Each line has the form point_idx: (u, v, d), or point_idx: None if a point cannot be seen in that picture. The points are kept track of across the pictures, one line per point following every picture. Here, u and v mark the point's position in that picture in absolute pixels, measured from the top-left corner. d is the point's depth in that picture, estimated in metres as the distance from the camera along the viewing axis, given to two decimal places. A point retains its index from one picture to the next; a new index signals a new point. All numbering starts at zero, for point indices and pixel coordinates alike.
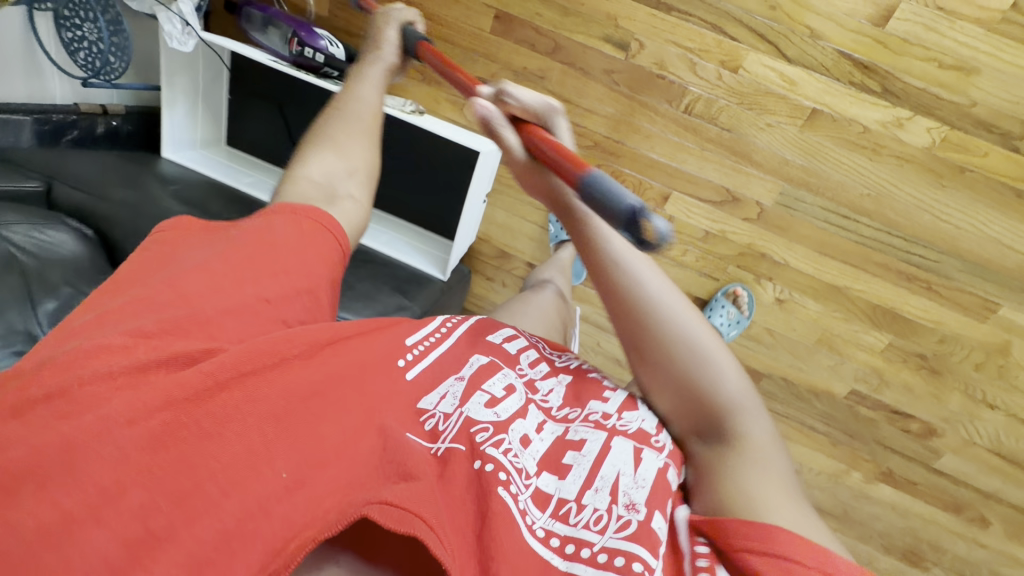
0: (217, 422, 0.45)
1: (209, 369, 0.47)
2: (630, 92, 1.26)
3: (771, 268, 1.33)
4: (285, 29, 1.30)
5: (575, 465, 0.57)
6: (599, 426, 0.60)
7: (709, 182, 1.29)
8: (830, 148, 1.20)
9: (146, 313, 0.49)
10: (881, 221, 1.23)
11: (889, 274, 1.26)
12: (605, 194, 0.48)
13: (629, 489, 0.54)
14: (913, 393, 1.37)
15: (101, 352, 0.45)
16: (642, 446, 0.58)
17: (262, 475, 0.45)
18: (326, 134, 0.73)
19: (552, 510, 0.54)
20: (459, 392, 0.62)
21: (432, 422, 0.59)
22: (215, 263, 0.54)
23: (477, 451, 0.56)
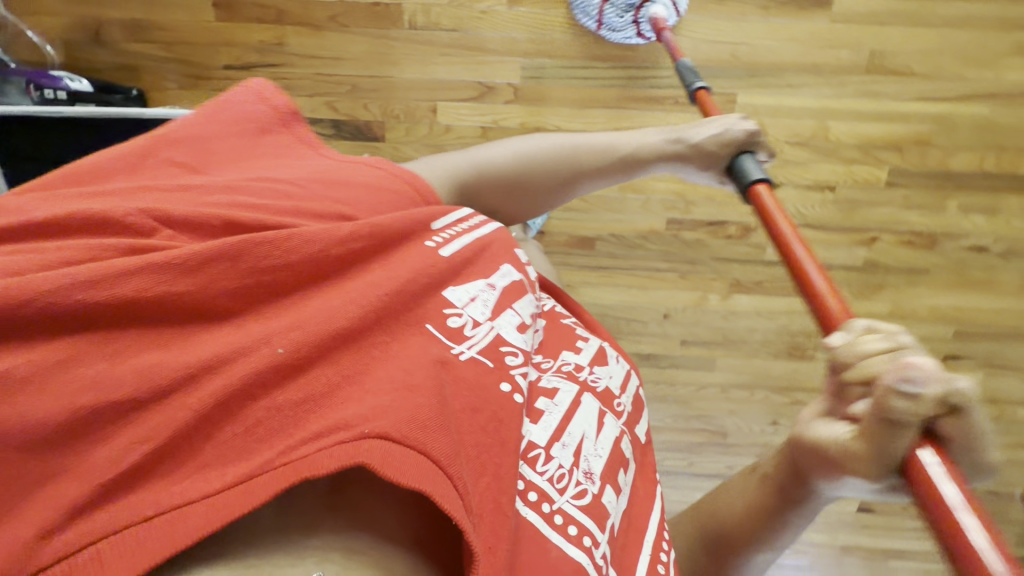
0: (230, 295, 0.54)
1: (208, 253, 0.54)
2: (361, 28, 1.37)
3: (550, 137, 1.43)
4: (20, 82, 1.34)
5: (548, 411, 0.80)
6: (570, 377, 0.87)
7: (464, 82, 1.40)
8: (540, 14, 1.34)
9: (147, 220, 0.57)
10: (611, 60, 1.38)
11: (643, 102, 1.40)
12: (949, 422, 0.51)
13: (589, 451, 0.79)
14: (716, 202, 1.51)
15: (96, 243, 0.52)
16: (604, 410, 0.88)
17: (264, 359, 0.51)
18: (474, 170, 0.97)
19: (525, 449, 0.74)
20: (489, 301, 0.76)
21: (458, 320, 0.70)
22: (228, 195, 0.66)
23: (502, 360, 0.71)
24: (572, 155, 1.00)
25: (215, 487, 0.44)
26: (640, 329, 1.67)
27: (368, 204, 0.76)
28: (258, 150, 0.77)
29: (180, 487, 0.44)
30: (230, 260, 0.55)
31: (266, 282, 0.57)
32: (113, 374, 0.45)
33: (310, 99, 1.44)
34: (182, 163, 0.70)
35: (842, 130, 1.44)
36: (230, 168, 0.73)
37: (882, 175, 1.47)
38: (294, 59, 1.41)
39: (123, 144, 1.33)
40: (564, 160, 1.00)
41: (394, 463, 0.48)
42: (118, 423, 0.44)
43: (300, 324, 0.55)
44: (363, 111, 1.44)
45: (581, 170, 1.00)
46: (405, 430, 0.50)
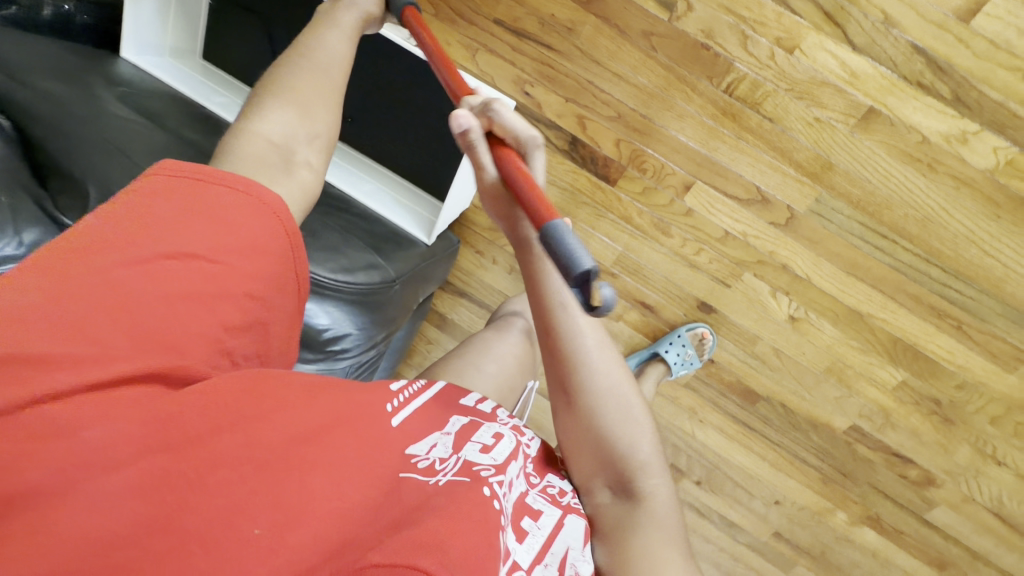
0: (108, 459, 0.40)
1: (208, 409, 0.45)
2: (669, 61, 1.11)
3: (790, 281, 1.20)
4: None
5: (531, 533, 0.59)
6: (555, 502, 0.65)
7: (739, 177, 1.15)
8: (880, 157, 1.07)
9: (121, 332, 0.43)
10: (922, 248, 1.11)
11: (919, 307, 1.14)
12: (567, 250, 0.52)
13: (577, 561, 0.61)
14: (919, 438, 1.25)
15: (76, 364, 0.40)
16: (590, 526, 0.65)
17: (239, 527, 0.41)
18: (282, 86, 0.63)
19: (509, 568, 0.53)
20: (449, 443, 0.61)
21: (425, 461, 0.56)
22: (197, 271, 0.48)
23: (480, 476, 0.57)
24: (300, 68, 0.65)
25: None
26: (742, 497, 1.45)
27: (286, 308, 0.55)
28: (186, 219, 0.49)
29: None
30: (211, 424, 0.45)
31: (215, 428, 0.45)
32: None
33: (562, 103, 1.20)
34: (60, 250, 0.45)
35: None
36: (111, 249, 0.45)
37: None
38: (573, 52, 1.16)
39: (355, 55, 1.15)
40: (335, 84, 0.66)
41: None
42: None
43: (260, 470, 0.45)
44: (611, 146, 1.20)
45: (328, 82, 0.65)
46: (399, 552, 0.43)
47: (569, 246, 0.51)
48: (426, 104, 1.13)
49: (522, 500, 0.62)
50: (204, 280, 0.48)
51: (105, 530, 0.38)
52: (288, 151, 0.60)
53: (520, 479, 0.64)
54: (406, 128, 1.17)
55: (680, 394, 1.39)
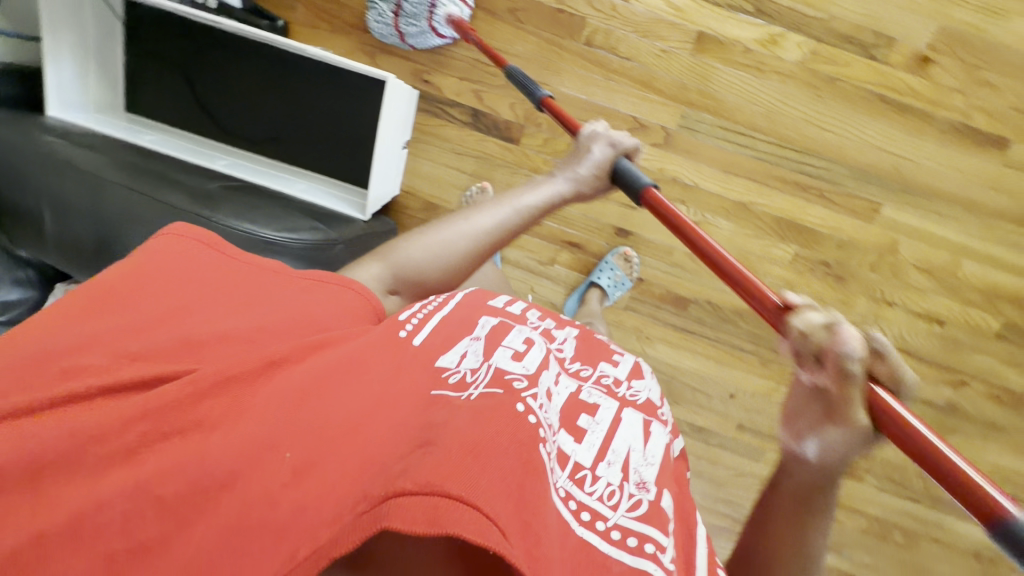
0: (95, 430, 0.46)
1: (192, 379, 0.50)
2: (537, 29, 1.33)
3: (683, 191, 1.39)
4: None
5: (589, 431, 0.70)
6: (610, 397, 0.78)
7: (618, 112, 1.35)
8: (720, 70, 1.30)
9: (121, 342, 0.53)
10: (775, 136, 1.33)
11: (788, 186, 1.36)
12: (710, 251, 0.75)
13: (638, 465, 0.69)
14: (825, 302, 1.43)
15: (82, 373, 0.50)
16: (649, 420, 0.79)
17: (264, 462, 0.46)
18: (439, 241, 0.80)
19: (569, 471, 0.62)
20: (478, 350, 0.67)
21: (456, 376, 0.62)
22: (194, 293, 0.60)
23: (511, 384, 0.63)
24: (462, 231, 0.82)
25: None
26: (702, 399, 1.62)
27: (298, 304, 0.64)
28: (178, 265, 0.62)
29: None
30: (196, 391, 0.50)
31: (205, 393, 0.50)
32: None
33: (458, 82, 1.39)
34: (95, 297, 0.56)
35: (974, 270, 1.38)
36: (112, 309, 0.55)
37: (994, 325, 1.42)
38: (457, 38, 1.36)
39: (267, 72, 1.29)
40: (465, 247, 0.81)
41: (410, 518, 0.43)
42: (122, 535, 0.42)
43: (259, 419, 0.49)
44: (506, 109, 1.39)
45: (475, 251, 0.81)
46: (426, 480, 0.45)
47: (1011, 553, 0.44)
48: (337, 102, 1.28)
49: (576, 398, 0.74)
50: (202, 310, 0.59)
51: (98, 494, 0.44)
52: (392, 289, 0.79)
53: (564, 382, 0.75)
54: (324, 128, 1.31)
55: (621, 317, 1.57)
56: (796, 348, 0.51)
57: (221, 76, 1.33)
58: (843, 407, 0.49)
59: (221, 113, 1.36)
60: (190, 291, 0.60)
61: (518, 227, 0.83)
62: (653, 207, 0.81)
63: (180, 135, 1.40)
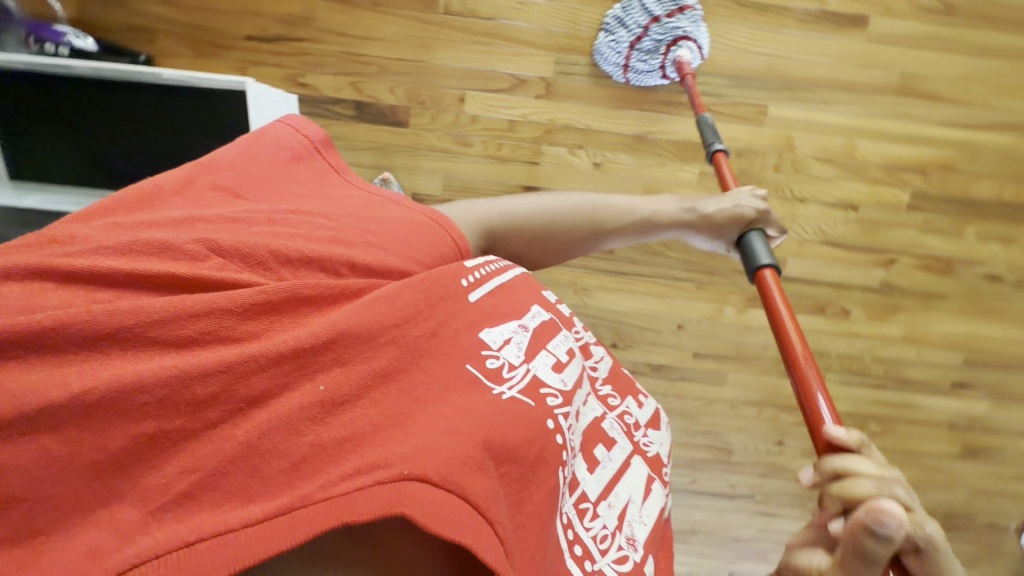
0: (152, 313, 0.42)
1: (264, 288, 0.48)
2: (395, 9, 1.33)
3: (578, 136, 1.41)
4: (20, 31, 1.27)
5: (601, 464, 0.69)
6: (628, 435, 0.76)
7: (495, 73, 1.37)
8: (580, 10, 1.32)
9: (182, 226, 0.51)
10: (648, 63, 1.35)
11: (674, 109, 1.39)
12: (750, 249, 0.96)
13: (634, 516, 0.69)
14: None
15: (132, 246, 0.47)
16: (654, 476, 0.76)
17: (304, 388, 0.45)
18: (581, 209, 0.95)
19: (575, 499, 0.64)
20: (521, 344, 0.65)
21: (494, 361, 0.61)
22: (284, 208, 0.60)
23: (545, 398, 0.62)
24: (570, 200, 0.95)
25: (255, 517, 0.37)
26: (653, 337, 1.63)
27: (397, 238, 0.66)
28: (260, 175, 0.64)
29: (218, 512, 0.37)
30: (268, 305, 0.48)
31: (270, 306, 0.48)
32: (161, 479, 0.38)
33: (334, 78, 1.38)
34: (223, 186, 0.60)
35: (869, 149, 1.42)
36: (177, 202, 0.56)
37: (904, 197, 1.45)
38: (320, 35, 1.35)
39: (128, 108, 1.25)
40: (543, 211, 0.93)
41: (430, 508, 0.41)
42: (150, 421, 0.39)
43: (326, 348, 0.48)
44: (388, 94, 1.39)
45: (551, 214, 0.93)
46: (453, 473, 0.44)
47: None
48: (207, 122, 1.26)
49: (598, 425, 0.72)
50: (309, 226, 0.59)
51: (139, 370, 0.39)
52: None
53: (592, 405, 0.72)
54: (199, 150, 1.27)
55: (555, 274, 1.57)
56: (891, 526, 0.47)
57: (86, 118, 1.26)
58: (856, 568, 0.46)
59: (99, 155, 1.28)
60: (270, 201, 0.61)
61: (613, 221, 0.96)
62: (761, 282, 0.89)
63: (63, 192, 1.34)
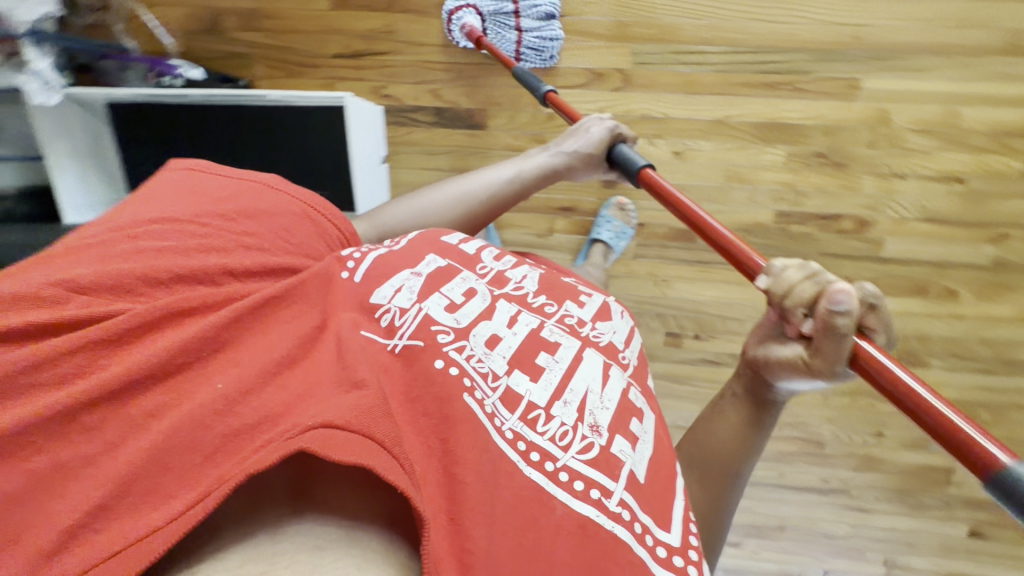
0: (58, 353, 0.45)
1: (152, 309, 0.51)
2: (470, 15, 1.37)
3: (655, 125, 1.39)
4: (140, 68, 1.41)
5: (547, 368, 0.68)
6: (572, 334, 0.75)
7: (570, 69, 1.38)
8: None
9: (92, 267, 0.55)
10: (728, 45, 1.32)
11: (757, 89, 1.34)
12: (626, 157, 1.04)
13: (595, 408, 0.68)
14: (827, 193, 1.41)
15: (36, 300, 0.49)
16: (610, 364, 0.75)
17: (196, 389, 0.49)
18: (449, 184, 0.98)
19: (520, 413, 0.63)
20: (414, 286, 0.69)
21: (387, 317, 0.65)
22: (194, 223, 0.65)
23: (435, 331, 0.65)
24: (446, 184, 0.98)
25: (177, 510, 0.42)
26: (736, 326, 1.59)
27: (289, 236, 0.70)
28: (162, 203, 0.67)
29: (142, 518, 0.42)
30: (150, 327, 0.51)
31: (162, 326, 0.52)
32: (62, 508, 0.41)
33: (413, 87, 1.44)
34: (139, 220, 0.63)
35: (972, 116, 1.33)
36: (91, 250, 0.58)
37: (1013, 165, 1.35)
38: (399, 46, 1.41)
39: (236, 131, 1.36)
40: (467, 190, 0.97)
41: (334, 444, 0.46)
42: (57, 459, 0.42)
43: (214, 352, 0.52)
44: (465, 98, 1.44)
45: (453, 199, 0.96)
46: (342, 411, 0.49)
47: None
48: (304, 138, 1.35)
49: (537, 334, 0.72)
50: (210, 236, 0.64)
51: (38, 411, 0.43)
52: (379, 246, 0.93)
53: (523, 319, 0.74)
54: (299, 164, 1.37)
55: (631, 267, 1.56)
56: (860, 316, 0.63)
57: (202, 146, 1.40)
58: (833, 341, 0.59)
59: None
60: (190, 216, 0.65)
61: (483, 184, 0.98)
62: (651, 183, 0.98)
63: None
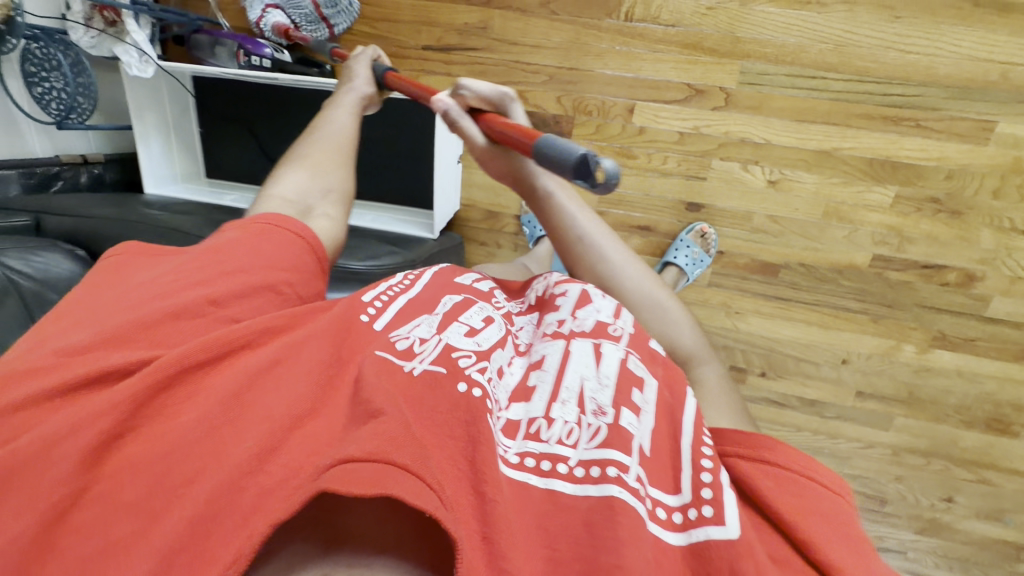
0: (56, 435, 0.41)
1: (155, 367, 0.47)
2: (571, 16, 1.30)
3: (754, 151, 1.30)
4: (231, 45, 1.36)
5: (539, 384, 0.59)
6: (557, 336, 0.65)
7: (670, 83, 1.29)
8: (775, 14, 1.21)
9: (87, 331, 0.50)
10: (851, 71, 1.21)
11: (876, 122, 1.23)
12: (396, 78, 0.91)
13: (595, 393, 0.57)
14: (939, 242, 1.30)
15: (33, 374, 0.46)
16: (600, 341, 0.62)
17: (227, 443, 0.44)
18: (299, 156, 0.80)
19: (524, 433, 0.54)
20: (435, 322, 0.63)
21: (406, 342, 0.58)
22: (180, 265, 0.58)
23: (458, 358, 0.57)
24: (314, 139, 0.84)
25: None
26: (811, 369, 1.50)
27: (265, 260, 0.63)
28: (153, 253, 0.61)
29: None
30: (162, 384, 0.47)
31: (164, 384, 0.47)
32: None
33: (500, 87, 1.38)
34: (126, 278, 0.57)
35: None
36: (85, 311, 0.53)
37: None
38: (492, 43, 1.36)
39: (326, 119, 1.37)
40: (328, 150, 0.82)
41: (362, 482, 0.41)
42: (78, 542, 0.39)
43: (226, 400, 0.47)
44: (553, 104, 1.36)
45: (336, 150, 0.82)
46: (369, 446, 0.43)
47: (564, 153, 0.57)
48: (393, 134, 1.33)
49: (533, 365, 0.63)
50: (203, 274, 0.58)
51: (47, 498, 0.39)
52: (308, 207, 0.75)
53: (519, 359, 0.64)
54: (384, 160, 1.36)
55: (706, 295, 1.47)
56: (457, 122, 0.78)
57: (289, 130, 1.40)
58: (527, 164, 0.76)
59: None
60: (181, 262, 0.59)
61: (352, 120, 0.88)
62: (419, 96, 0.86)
63: (254, 190, 1.51)
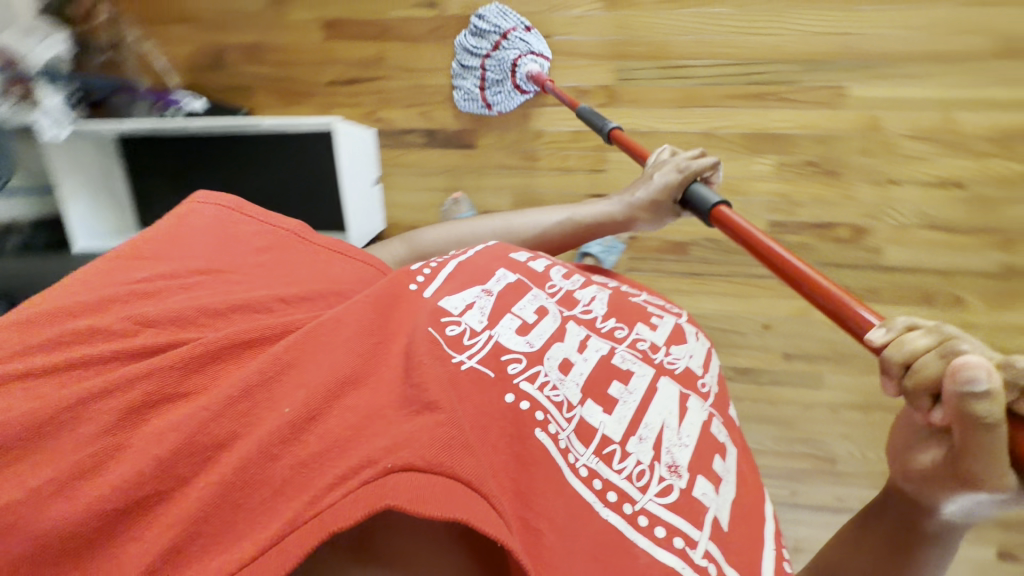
0: (95, 391, 0.44)
1: (191, 346, 0.48)
2: (460, 40, 1.42)
3: (644, 139, 1.40)
4: (146, 102, 1.48)
5: (620, 401, 0.61)
6: (645, 360, 0.67)
7: (557, 87, 1.40)
8: (637, 17, 1.34)
9: (113, 304, 0.53)
10: (712, 59, 1.33)
11: (745, 99, 1.34)
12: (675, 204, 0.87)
13: (671, 444, 0.61)
14: (825, 202, 1.38)
15: (67, 338, 0.49)
16: (687, 393, 0.67)
17: (279, 414, 0.45)
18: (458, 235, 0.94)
19: (597, 447, 0.57)
20: (486, 305, 0.63)
21: (455, 328, 0.58)
22: (211, 254, 0.62)
23: (507, 362, 0.58)
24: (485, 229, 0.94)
25: (250, 553, 0.39)
26: (739, 339, 1.56)
27: (303, 267, 0.64)
28: (190, 233, 0.63)
29: (214, 559, 0.39)
30: (212, 354, 0.48)
31: (200, 359, 0.48)
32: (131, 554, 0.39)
33: (406, 110, 1.49)
34: (131, 253, 0.60)
35: (970, 121, 1.29)
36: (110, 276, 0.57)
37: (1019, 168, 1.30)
38: (393, 72, 1.46)
39: (239, 156, 1.42)
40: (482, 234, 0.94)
41: (418, 502, 0.41)
42: (128, 496, 0.40)
43: (283, 375, 0.48)
44: (456, 119, 1.47)
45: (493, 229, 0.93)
46: (429, 456, 0.44)
47: None
48: (303, 163, 1.40)
49: (608, 361, 0.64)
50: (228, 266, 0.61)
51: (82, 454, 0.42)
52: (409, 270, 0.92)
53: (592, 344, 0.65)
54: (297, 188, 1.42)
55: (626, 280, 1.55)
56: (899, 387, 0.46)
57: (209, 172, 1.45)
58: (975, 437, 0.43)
59: None
60: (204, 254, 0.61)
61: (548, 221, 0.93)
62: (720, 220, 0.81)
63: None
